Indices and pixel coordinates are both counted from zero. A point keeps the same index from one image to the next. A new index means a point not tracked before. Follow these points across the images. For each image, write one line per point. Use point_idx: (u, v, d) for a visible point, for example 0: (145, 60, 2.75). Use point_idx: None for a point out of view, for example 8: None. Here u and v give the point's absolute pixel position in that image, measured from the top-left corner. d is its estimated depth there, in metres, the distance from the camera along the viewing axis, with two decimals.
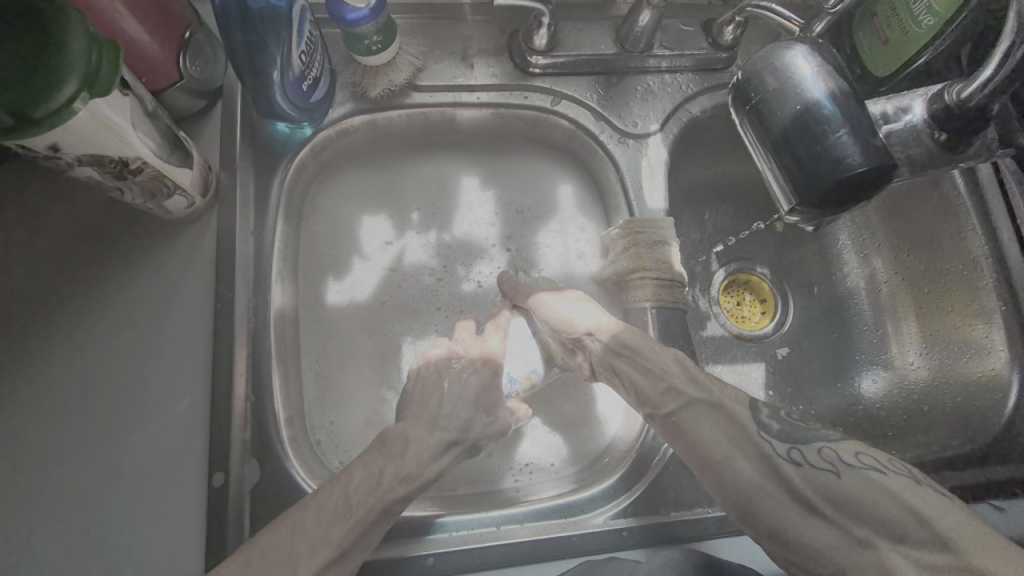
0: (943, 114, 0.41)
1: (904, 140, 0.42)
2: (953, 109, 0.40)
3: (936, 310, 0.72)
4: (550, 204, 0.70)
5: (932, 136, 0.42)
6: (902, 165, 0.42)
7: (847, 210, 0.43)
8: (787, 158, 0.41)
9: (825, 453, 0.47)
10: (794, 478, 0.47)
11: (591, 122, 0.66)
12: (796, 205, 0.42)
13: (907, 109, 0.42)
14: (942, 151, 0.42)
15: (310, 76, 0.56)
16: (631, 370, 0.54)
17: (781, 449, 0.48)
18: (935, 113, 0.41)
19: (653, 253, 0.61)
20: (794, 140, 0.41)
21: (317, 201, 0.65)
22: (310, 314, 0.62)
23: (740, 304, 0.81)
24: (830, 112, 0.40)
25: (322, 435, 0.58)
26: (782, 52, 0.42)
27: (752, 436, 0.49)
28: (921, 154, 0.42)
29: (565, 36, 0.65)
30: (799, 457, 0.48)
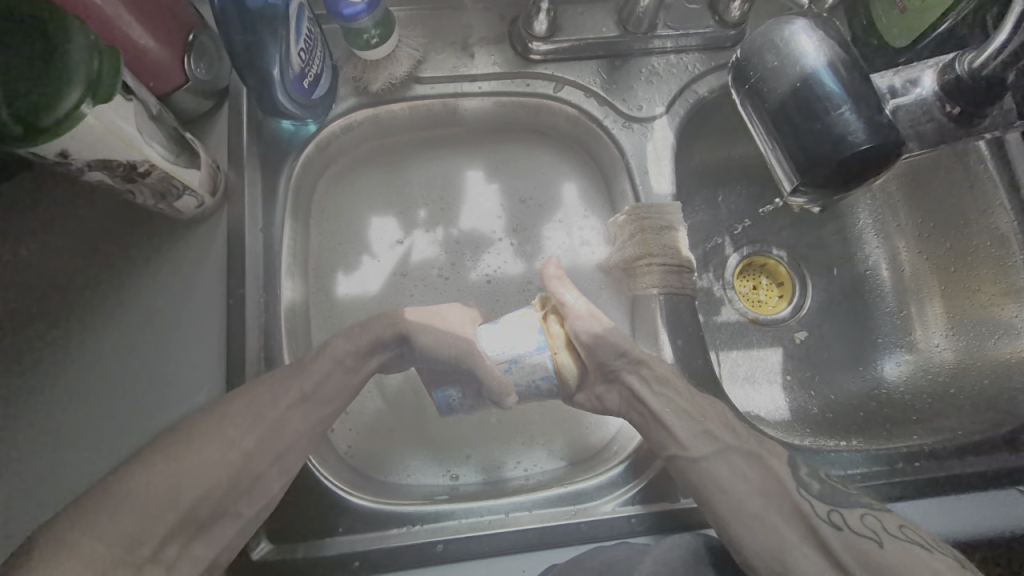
0: (954, 85, 0.39)
1: (912, 114, 0.40)
2: (966, 79, 0.38)
3: (963, 290, 0.70)
4: (556, 193, 0.69)
5: (943, 109, 0.39)
6: (911, 140, 0.40)
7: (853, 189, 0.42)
8: (788, 137, 0.40)
9: (867, 520, 0.47)
10: (834, 544, 0.46)
11: (595, 107, 0.65)
12: (800, 185, 0.41)
13: (916, 81, 0.40)
14: (953, 125, 0.39)
15: (311, 73, 0.57)
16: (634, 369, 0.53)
17: (821, 510, 0.47)
18: (946, 85, 0.39)
19: (660, 239, 0.60)
20: (796, 117, 0.39)
21: (324, 197, 0.66)
22: (321, 307, 0.64)
23: (756, 288, 0.79)
24: (833, 87, 0.38)
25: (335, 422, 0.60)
26: (782, 26, 0.41)
27: (791, 494, 0.48)
28: (932, 128, 0.40)
29: (566, 20, 0.64)
30: (840, 520, 0.47)
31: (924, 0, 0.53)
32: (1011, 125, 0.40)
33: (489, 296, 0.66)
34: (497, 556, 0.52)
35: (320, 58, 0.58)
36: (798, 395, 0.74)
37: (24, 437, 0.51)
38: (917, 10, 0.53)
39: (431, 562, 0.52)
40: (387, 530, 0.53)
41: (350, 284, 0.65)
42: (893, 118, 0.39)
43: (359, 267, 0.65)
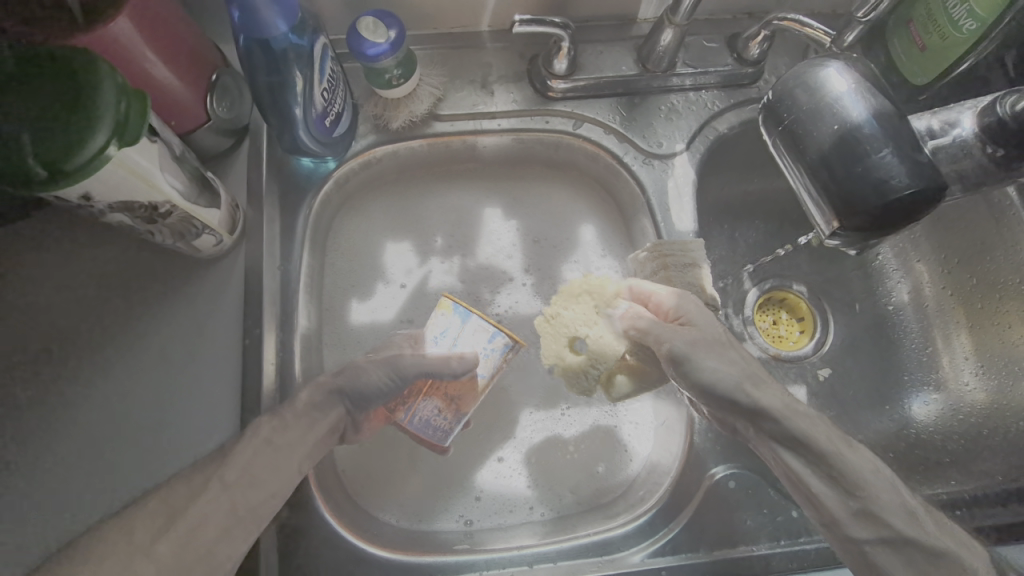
0: (997, 127, 0.38)
1: (952, 155, 0.39)
2: (1011, 119, 0.38)
3: (993, 327, 0.68)
4: (574, 230, 0.69)
5: (985, 151, 0.39)
6: (952, 182, 0.40)
7: (892, 231, 0.40)
8: (825, 179, 0.39)
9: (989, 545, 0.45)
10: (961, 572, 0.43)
11: (614, 143, 0.65)
12: (836, 226, 0.40)
13: (954, 122, 0.39)
14: (996, 167, 0.39)
15: (333, 112, 0.56)
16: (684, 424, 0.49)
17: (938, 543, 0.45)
18: (988, 127, 0.38)
19: (684, 276, 0.59)
20: (833, 157, 0.38)
21: (341, 234, 0.66)
22: (338, 346, 0.63)
23: (776, 323, 0.78)
24: (870, 128, 0.38)
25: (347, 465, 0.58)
26: (815, 69, 0.41)
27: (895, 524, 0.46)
28: (972, 169, 0.39)
29: (585, 59, 0.64)
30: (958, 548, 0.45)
31: (944, 40, 0.52)
32: None
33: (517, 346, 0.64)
34: None
35: (343, 95, 0.58)
36: None
37: (29, 485, 0.49)
38: (937, 49, 0.53)
39: None
40: None
41: (363, 311, 0.64)
42: (931, 158, 0.38)
43: (374, 294, 0.65)
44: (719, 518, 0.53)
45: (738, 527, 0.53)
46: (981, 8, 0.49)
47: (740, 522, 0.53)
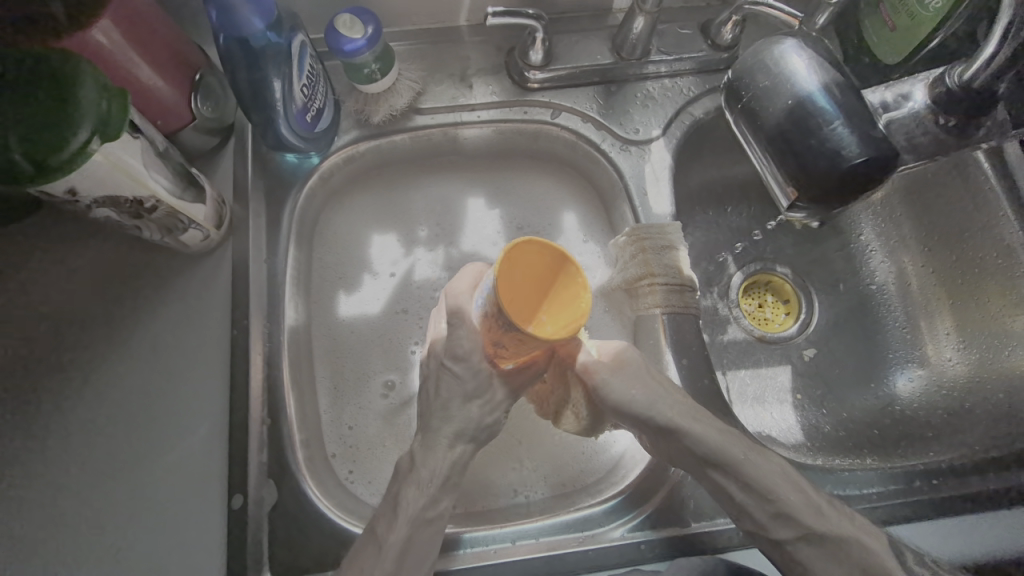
0: (947, 98, 0.39)
1: (907, 127, 0.40)
2: (961, 91, 0.38)
3: (975, 302, 0.69)
4: (556, 216, 0.70)
5: (936, 121, 0.40)
6: (907, 153, 0.40)
7: (851, 203, 0.41)
8: (783, 154, 0.40)
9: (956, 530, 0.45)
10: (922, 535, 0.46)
11: (592, 132, 0.66)
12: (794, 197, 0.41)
13: (907, 96, 0.40)
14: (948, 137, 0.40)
15: (314, 107, 0.58)
16: (665, 422, 0.51)
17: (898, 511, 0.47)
18: (938, 98, 0.39)
19: (661, 258, 0.61)
20: (789, 130, 0.39)
21: (329, 226, 0.68)
22: (324, 331, 0.66)
23: (762, 305, 0.79)
24: (825, 102, 0.39)
25: (337, 447, 0.62)
26: (771, 47, 0.42)
27: None
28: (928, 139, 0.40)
29: (561, 49, 0.66)
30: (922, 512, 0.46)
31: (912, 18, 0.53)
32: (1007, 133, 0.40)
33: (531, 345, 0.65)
34: None
35: (324, 91, 0.59)
36: (809, 414, 0.73)
37: (27, 472, 0.51)
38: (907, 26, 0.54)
39: None
40: None
41: (351, 303, 0.67)
42: (886, 131, 0.40)
43: (362, 286, 0.68)
44: (698, 492, 0.54)
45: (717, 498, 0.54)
46: None
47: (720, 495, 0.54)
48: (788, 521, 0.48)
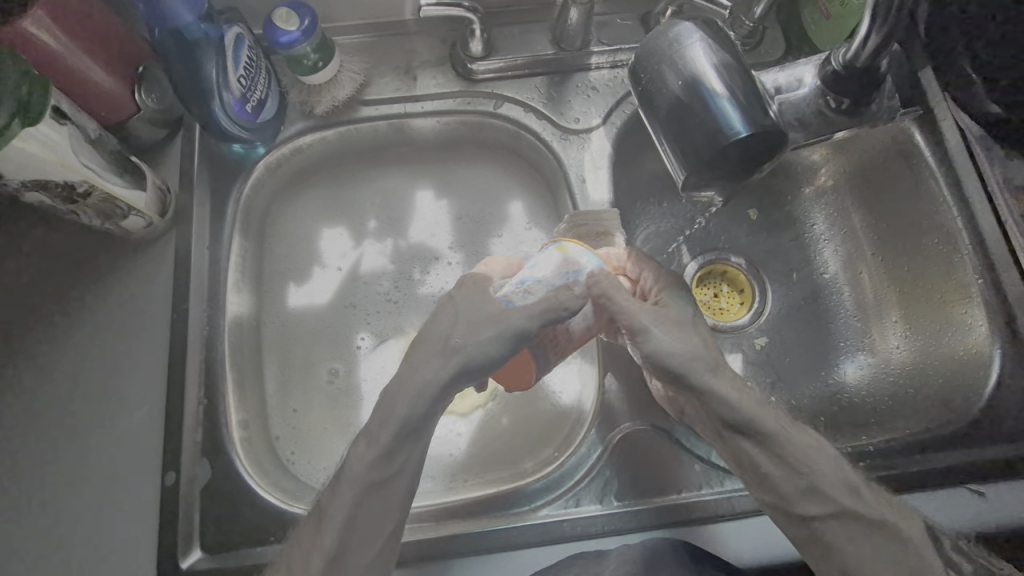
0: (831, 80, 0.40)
1: (796, 109, 0.41)
2: (845, 70, 0.40)
3: (924, 291, 0.68)
4: (501, 206, 0.72)
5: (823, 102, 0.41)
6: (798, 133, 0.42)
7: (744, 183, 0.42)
8: (676, 135, 0.41)
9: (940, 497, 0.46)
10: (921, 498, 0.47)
11: (534, 122, 0.67)
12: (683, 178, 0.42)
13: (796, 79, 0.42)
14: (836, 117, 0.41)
15: (254, 98, 0.59)
16: None
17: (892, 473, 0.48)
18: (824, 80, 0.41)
19: (596, 244, 0.62)
20: (677, 112, 0.41)
21: (278, 217, 0.69)
22: (272, 321, 0.67)
23: (717, 295, 0.79)
24: (710, 87, 0.39)
25: (282, 430, 0.63)
26: (668, 29, 0.42)
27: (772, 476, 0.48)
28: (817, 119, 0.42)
29: (502, 41, 0.67)
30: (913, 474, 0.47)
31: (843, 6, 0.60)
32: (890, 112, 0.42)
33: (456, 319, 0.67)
34: (428, 560, 0.53)
35: (265, 82, 0.61)
36: None
37: None
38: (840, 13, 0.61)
39: None
40: None
41: (300, 294, 0.68)
42: (776, 119, 0.40)
43: (310, 276, 0.69)
44: (622, 471, 0.56)
45: (643, 479, 0.55)
46: None
47: (646, 475, 0.55)
48: (818, 497, 0.47)
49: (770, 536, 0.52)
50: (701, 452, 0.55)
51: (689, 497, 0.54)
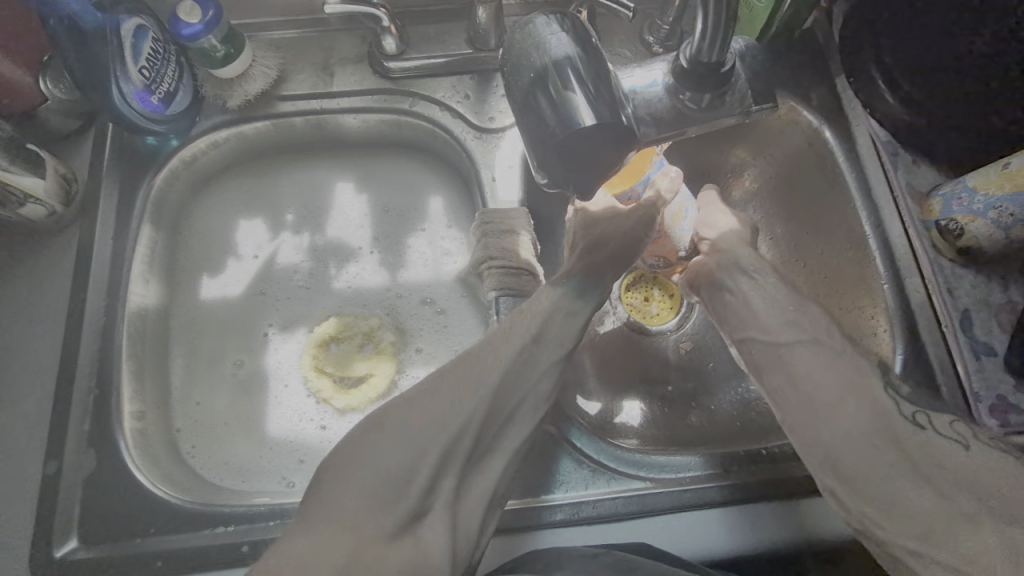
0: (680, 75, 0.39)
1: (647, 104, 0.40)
2: (689, 66, 0.38)
3: (838, 296, 0.67)
4: (421, 203, 0.72)
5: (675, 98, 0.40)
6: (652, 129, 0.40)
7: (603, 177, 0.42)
8: (530, 125, 0.41)
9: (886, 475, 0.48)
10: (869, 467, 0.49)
11: (448, 120, 0.67)
12: (546, 184, 0.43)
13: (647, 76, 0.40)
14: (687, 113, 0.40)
15: (161, 89, 0.60)
16: None
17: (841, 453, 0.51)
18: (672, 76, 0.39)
19: (500, 242, 0.61)
20: (530, 109, 0.40)
21: (196, 210, 0.70)
22: (185, 312, 0.67)
23: (648, 299, 0.79)
24: (551, 98, 0.39)
25: (183, 423, 0.63)
26: (528, 21, 0.42)
27: None
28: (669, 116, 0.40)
29: (418, 40, 0.67)
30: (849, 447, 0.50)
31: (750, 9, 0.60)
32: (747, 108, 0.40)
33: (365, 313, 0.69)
34: None
35: (176, 73, 0.61)
36: (676, 406, 0.72)
37: None
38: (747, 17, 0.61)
39: (236, 562, 0.52)
40: (198, 532, 0.53)
41: (213, 286, 0.69)
42: (627, 126, 0.39)
43: (225, 269, 0.69)
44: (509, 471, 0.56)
45: (528, 478, 0.55)
46: None
47: (525, 472, 0.56)
48: (792, 328, 0.56)
49: (689, 532, 0.54)
50: (590, 453, 0.56)
51: (551, 500, 0.55)
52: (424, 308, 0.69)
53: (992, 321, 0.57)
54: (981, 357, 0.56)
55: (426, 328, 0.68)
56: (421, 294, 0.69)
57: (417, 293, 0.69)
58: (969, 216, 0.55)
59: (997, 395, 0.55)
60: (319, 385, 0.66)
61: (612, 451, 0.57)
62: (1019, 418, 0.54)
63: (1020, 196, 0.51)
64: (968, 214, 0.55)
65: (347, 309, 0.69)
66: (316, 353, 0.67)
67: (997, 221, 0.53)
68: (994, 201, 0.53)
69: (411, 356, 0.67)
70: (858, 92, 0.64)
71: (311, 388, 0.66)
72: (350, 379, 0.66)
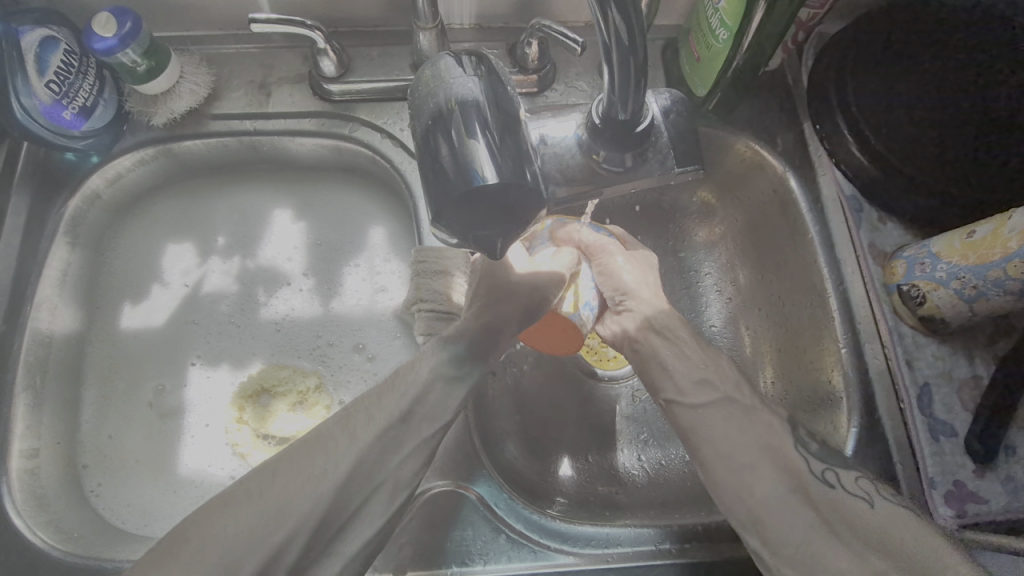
0: (591, 135, 0.38)
1: (560, 158, 0.39)
2: (602, 127, 0.37)
3: (798, 353, 0.62)
4: (361, 234, 0.68)
5: (589, 156, 0.39)
6: (561, 183, 0.39)
7: (510, 237, 0.37)
8: (429, 176, 0.36)
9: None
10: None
11: (389, 148, 0.63)
12: (453, 243, 0.38)
13: (565, 133, 0.39)
14: (598, 173, 0.39)
15: (76, 104, 0.56)
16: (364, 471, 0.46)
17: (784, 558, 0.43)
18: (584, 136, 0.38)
19: (432, 283, 0.57)
20: (428, 157, 0.35)
21: (121, 229, 0.65)
22: (97, 338, 0.62)
23: (605, 341, 0.71)
24: (451, 146, 0.34)
25: (88, 458, 0.58)
26: (439, 58, 0.38)
27: None
28: (579, 172, 0.39)
29: (361, 64, 0.64)
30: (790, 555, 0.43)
31: (710, 48, 0.56)
32: (665, 171, 0.39)
33: (295, 357, 0.64)
34: None
35: (93, 87, 0.57)
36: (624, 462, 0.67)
37: None
38: (707, 56, 0.57)
39: None
40: None
41: (133, 311, 0.64)
42: (534, 184, 0.36)
43: (148, 295, 0.65)
44: (421, 537, 0.51)
45: (442, 547, 0.51)
46: (729, 20, 0.52)
47: (438, 541, 0.51)
48: (706, 387, 0.52)
49: None
50: (509, 522, 0.52)
51: (463, 572, 0.51)
52: (354, 352, 0.64)
53: (953, 397, 0.53)
54: (940, 438, 0.52)
55: (356, 378, 0.63)
56: (353, 337, 0.65)
57: (351, 337, 0.65)
58: (931, 284, 0.51)
59: (954, 481, 0.51)
60: (239, 438, 0.61)
61: (534, 521, 0.52)
62: (975, 507, 0.50)
63: (981, 268, 0.47)
64: (931, 281, 0.51)
65: (284, 360, 0.64)
66: (243, 405, 0.62)
67: (959, 291, 0.50)
68: (956, 271, 0.49)
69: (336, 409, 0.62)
70: (824, 140, 0.60)
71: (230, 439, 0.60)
72: (273, 436, 0.61)
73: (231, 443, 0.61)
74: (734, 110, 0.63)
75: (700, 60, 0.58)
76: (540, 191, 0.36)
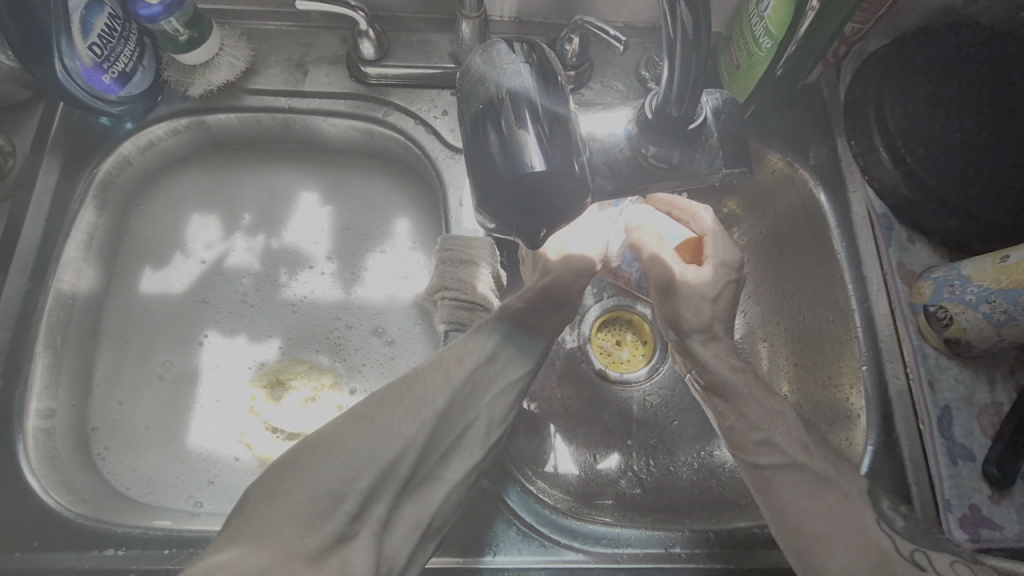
0: (639, 132, 0.38)
1: (607, 151, 0.39)
2: (653, 122, 0.37)
3: (815, 369, 0.62)
4: (386, 220, 0.68)
5: (637, 152, 0.39)
6: (604, 176, 0.39)
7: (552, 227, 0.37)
8: (475, 160, 0.36)
9: None
10: None
11: (421, 134, 0.63)
12: (492, 229, 0.38)
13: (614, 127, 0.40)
14: (645, 169, 0.39)
15: (116, 68, 0.56)
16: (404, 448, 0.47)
17: None
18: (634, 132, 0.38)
19: (457, 272, 0.57)
20: (476, 141, 0.36)
21: (148, 198, 0.66)
22: (118, 304, 0.62)
23: (620, 344, 0.71)
24: (500, 133, 0.34)
25: (101, 422, 0.58)
26: (490, 44, 0.38)
27: None
28: (624, 166, 0.39)
29: (399, 49, 0.64)
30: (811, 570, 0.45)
31: (751, 56, 0.56)
32: (714, 170, 0.40)
33: (310, 343, 0.64)
34: None
35: (134, 54, 0.58)
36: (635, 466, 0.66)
37: None
38: (747, 64, 0.57)
39: None
40: (84, 551, 0.49)
41: (154, 280, 0.64)
42: (581, 175, 0.36)
43: (170, 265, 0.65)
44: None
45: (452, 536, 0.51)
46: (774, 28, 0.52)
47: (448, 531, 0.51)
48: None
49: None
50: (521, 514, 0.52)
51: (470, 561, 0.50)
52: (371, 338, 0.64)
53: (973, 421, 0.53)
54: (958, 462, 0.51)
55: (370, 362, 0.63)
56: (371, 321, 0.65)
57: (370, 321, 0.65)
58: (960, 306, 0.51)
59: (970, 505, 0.50)
60: (250, 426, 0.60)
61: (547, 514, 0.52)
62: (989, 533, 0.50)
63: (1013, 293, 0.47)
64: (959, 304, 0.51)
65: (298, 354, 0.63)
66: (259, 391, 0.62)
67: (988, 315, 0.49)
68: (986, 294, 0.49)
69: (349, 399, 0.62)
70: (858, 157, 0.60)
71: (241, 426, 0.60)
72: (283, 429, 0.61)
73: (240, 432, 0.60)
74: (769, 121, 0.63)
75: (740, 67, 0.58)
76: (588, 184, 0.37)
